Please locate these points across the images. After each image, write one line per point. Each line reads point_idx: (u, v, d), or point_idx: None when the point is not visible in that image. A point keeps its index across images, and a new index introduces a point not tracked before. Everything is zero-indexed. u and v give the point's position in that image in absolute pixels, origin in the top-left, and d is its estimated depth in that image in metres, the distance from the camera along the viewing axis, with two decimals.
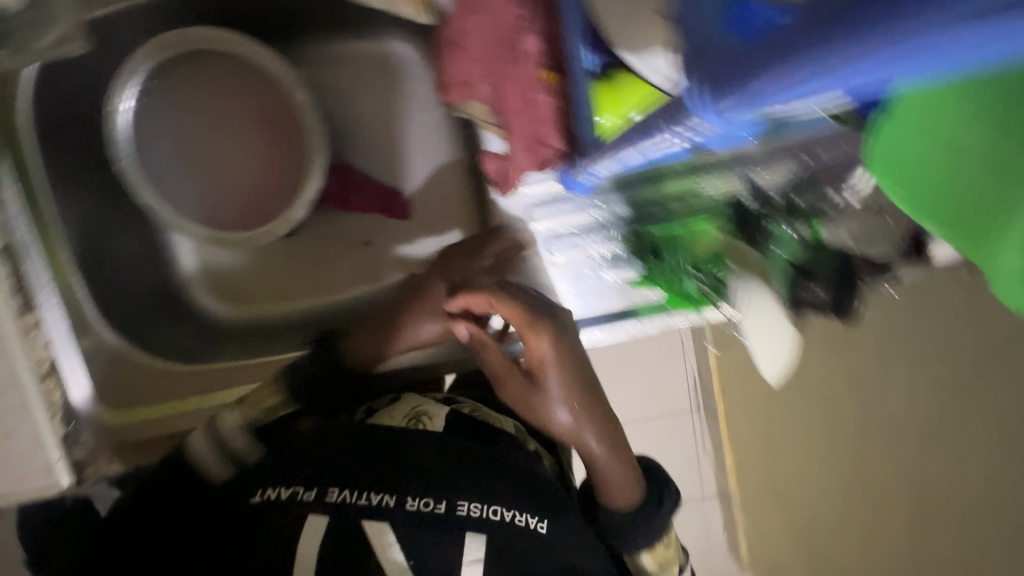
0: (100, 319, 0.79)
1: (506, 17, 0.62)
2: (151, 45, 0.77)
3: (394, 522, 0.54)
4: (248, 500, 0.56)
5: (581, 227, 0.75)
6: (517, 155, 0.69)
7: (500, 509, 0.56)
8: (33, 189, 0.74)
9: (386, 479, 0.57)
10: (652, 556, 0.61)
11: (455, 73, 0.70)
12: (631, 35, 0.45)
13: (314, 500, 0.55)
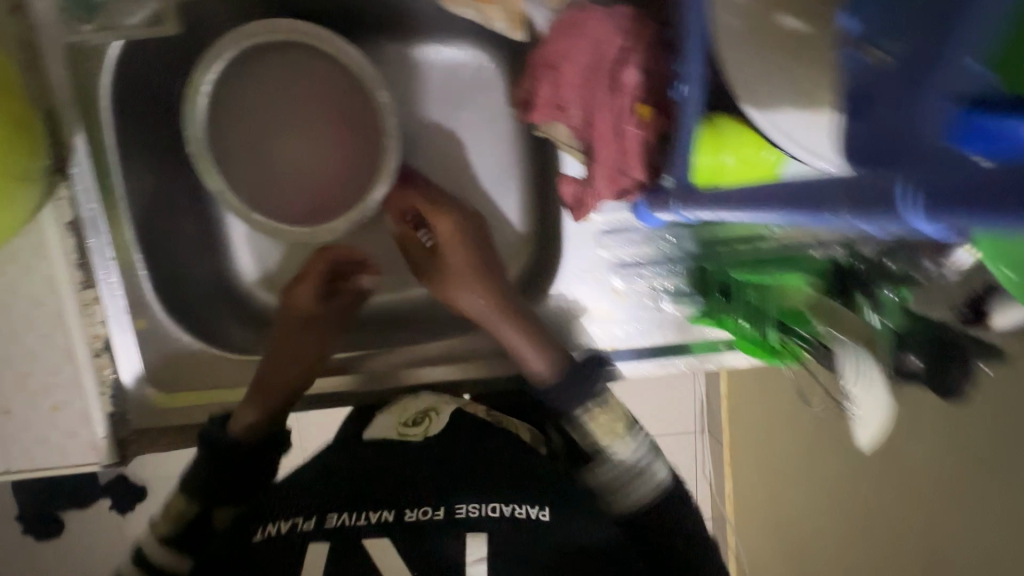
0: (154, 302, 0.78)
1: (611, 49, 0.63)
2: (238, 32, 0.75)
3: (394, 535, 0.60)
4: (277, 527, 0.63)
5: (641, 257, 0.76)
6: (598, 183, 0.68)
7: (498, 508, 0.63)
8: (103, 164, 0.73)
9: (386, 497, 0.65)
10: (593, 419, 0.70)
11: (543, 95, 0.69)
12: (770, 91, 0.45)
13: (313, 529, 0.62)
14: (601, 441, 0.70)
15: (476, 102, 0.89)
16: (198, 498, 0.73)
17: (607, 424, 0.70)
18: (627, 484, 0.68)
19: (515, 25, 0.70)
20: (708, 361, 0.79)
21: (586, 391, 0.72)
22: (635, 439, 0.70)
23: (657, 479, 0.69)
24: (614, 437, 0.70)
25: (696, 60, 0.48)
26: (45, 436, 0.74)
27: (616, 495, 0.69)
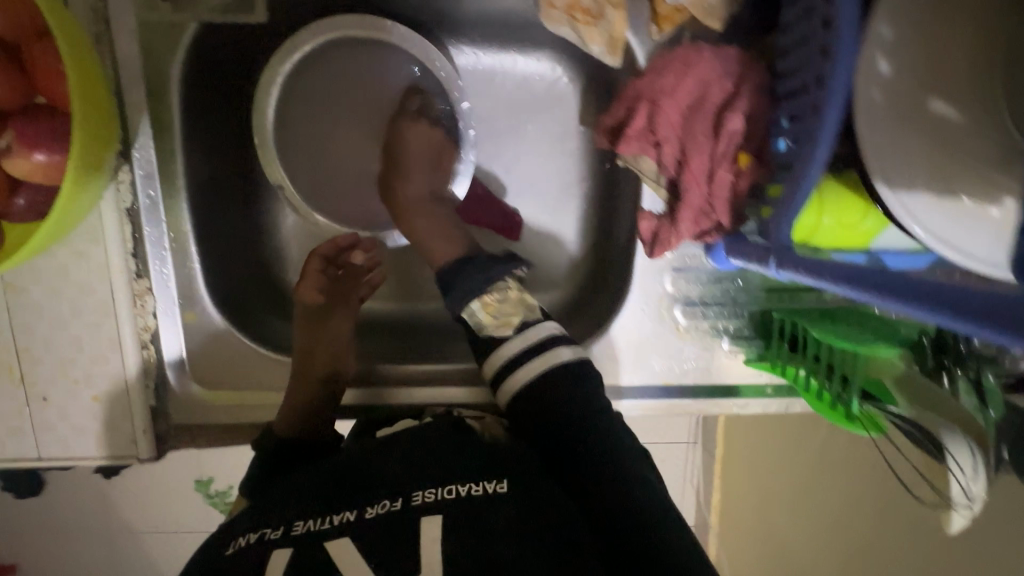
0: (204, 293, 0.75)
1: (717, 92, 0.63)
2: (321, 24, 0.72)
3: (357, 533, 0.52)
4: (225, 552, 0.53)
5: (697, 297, 0.75)
6: (681, 223, 0.68)
7: (454, 488, 0.56)
8: (165, 148, 0.69)
9: (346, 496, 0.56)
10: (485, 308, 0.71)
11: (636, 127, 0.67)
12: (908, 166, 0.46)
13: (281, 538, 0.52)
14: (489, 326, 0.71)
15: (551, 120, 0.87)
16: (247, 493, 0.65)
17: (501, 313, 0.71)
18: (516, 366, 0.69)
19: (612, 50, 0.67)
20: (752, 405, 0.78)
21: (491, 283, 0.72)
22: (527, 327, 0.70)
23: (540, 364, 0.68)
24: (504, 320, 0.70)
25: (831, 127, 0.47)
26: (84, 426, 0.71)
27: (506, 377, 0.69)
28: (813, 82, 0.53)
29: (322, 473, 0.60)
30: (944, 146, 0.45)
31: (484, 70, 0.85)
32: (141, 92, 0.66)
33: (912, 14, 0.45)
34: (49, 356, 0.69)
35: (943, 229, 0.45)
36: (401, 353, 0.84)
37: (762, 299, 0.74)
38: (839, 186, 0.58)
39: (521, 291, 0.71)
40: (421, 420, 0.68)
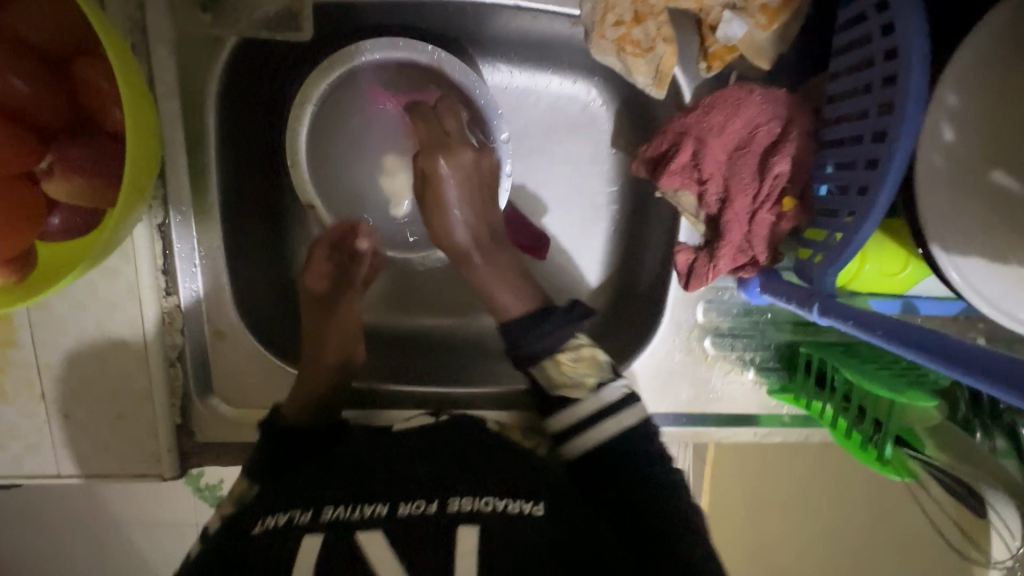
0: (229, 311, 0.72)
1: (763, 138, 0.64)
2: (371, 45, 0.71)
3: (387, 528, 0.52)
4: (249, 530, 0.55)
5: (721, 326, 0.76)
6: (720, 260, 0.67)
7: (490, 501, 0.55)
8: (199, 163, 0.67)
9: (378, 491, 0.56)
10: (559, 367, 0.67)
11: (680, 162, 0.67)
12: (970, 227, 0.47)
13: (310, 521, 0.53)
14: (559, 382, 0.67)
15: (585, 140, 0.84)
16: (257, 478, 0.64)
17: (574, 373, 0.67)
18: (580, 431, 0.65)
19: (660, 83, 0.68)
20: (773, 434, 0.80)
21: (565, 340, 0.68)
22: (602, 387, 0.66)
23: (606, 430, 0.64)
24: (577, 378, 0.67)
25: (897, 167, 0.48)
26: (106, 444, 0.69)
27: (567, 441, 0.66)
28: (867, 135, 0.54)
29: (353, 468, 0.60)
30: (1003, 214, 0.47)
31: (517, 91, 0.82)
32: (176, 104, 0.64)
33: (974, 85, 0.46)
34: (73, 371, 0.67)
35: (979, 280, 0.47)
36: (426, 376, 0.82)
37: (788, 331, 0.76)
38: (885, 236, 0.59)
39: (597, 348, 0.68)
40: (441, 421, 0.68)
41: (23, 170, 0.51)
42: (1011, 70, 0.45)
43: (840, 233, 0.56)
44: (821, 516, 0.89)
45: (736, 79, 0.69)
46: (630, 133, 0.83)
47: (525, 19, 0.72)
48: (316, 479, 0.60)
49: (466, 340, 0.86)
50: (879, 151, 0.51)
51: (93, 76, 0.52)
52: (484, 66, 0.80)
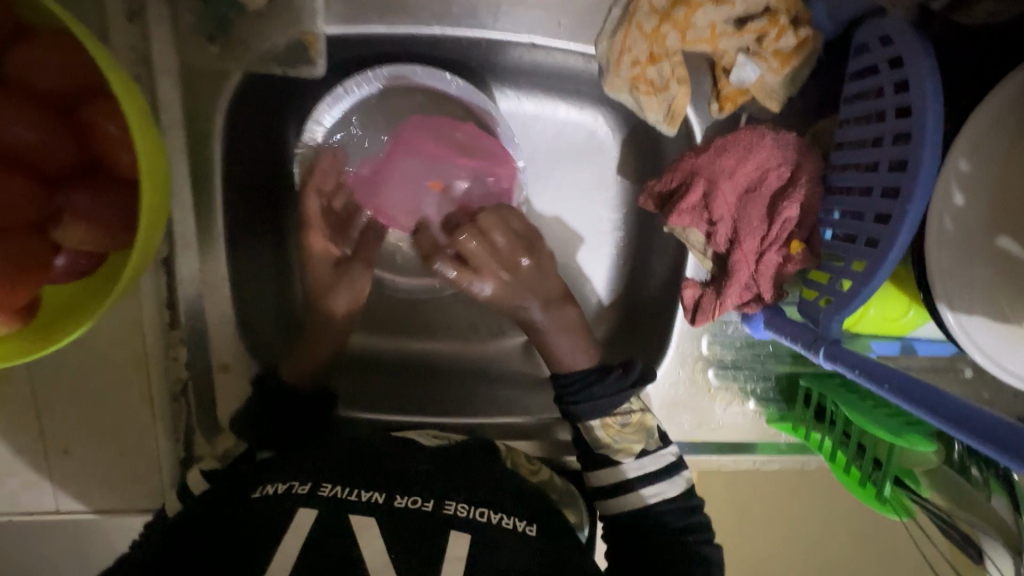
0: (230, 341, 0.70)
1: (773, 181, 0.65)
2: (381, 71, 0.70)
3: (382, 518, 0.54)
4: (248, 495, 0.56)
5: (720, 356, 0.77)
6: (727, 297, 0.68)
7: (487, 512, 0.57)
8: (203, 195, 0.65)
9: (379, 479, 0.57)
10: (606, 430, 0.70)
11: (690, 202, 0.67)
12: (970, 282, 0.50)
13: (308, 494, 0.54)
14: (606, 446, 0.70)
15: (595, 166, 0.82)
16: (245, 434, 0.68)
17: (621, 437, 0.70)
18: (617, 495, 0.69)
19: (671, 120, 0.68)
20: (771, 462, 0.81)
21: (618, 404, 0.70)
22: (646, 454, 0.70)
23: (642, 499, 0.68)
24: (625, 445, 0.70)
25: (913, 214, 0.49)
26: (107, 479, 0.68)
27: (603, 498, 0.70)
28: (877, 189, 0.55)
29: (351, 451, 0.61)
30: (1008, 276, 0.49)
31: (525, 117, 0.80)
32: (181, 137, 0.63)
33: (987, 153, 0.48)
34: (74, 407, 0.66)
35: (973, 330, 0.50)
36: (415, 405, 0.79)
37: (788, 364, 0.77)
38: (895, 288, 0.60)
39: (646, 415, 0.70)
40: (447, 437, 0.68)
41: (35, 221, 0.52)
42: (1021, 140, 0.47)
43: (848, 281, 0.57)
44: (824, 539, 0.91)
45: (746, 121, 0.70)
46: (638, 162, 0.81)
47: (541, 53, 0.72)
48: (311, 450, 0.61)
49: (469, 367, 0.83)
50: (891, 207, 0.52)
51: (101, 121, 0.52)
52: (497, 93, 0.78)
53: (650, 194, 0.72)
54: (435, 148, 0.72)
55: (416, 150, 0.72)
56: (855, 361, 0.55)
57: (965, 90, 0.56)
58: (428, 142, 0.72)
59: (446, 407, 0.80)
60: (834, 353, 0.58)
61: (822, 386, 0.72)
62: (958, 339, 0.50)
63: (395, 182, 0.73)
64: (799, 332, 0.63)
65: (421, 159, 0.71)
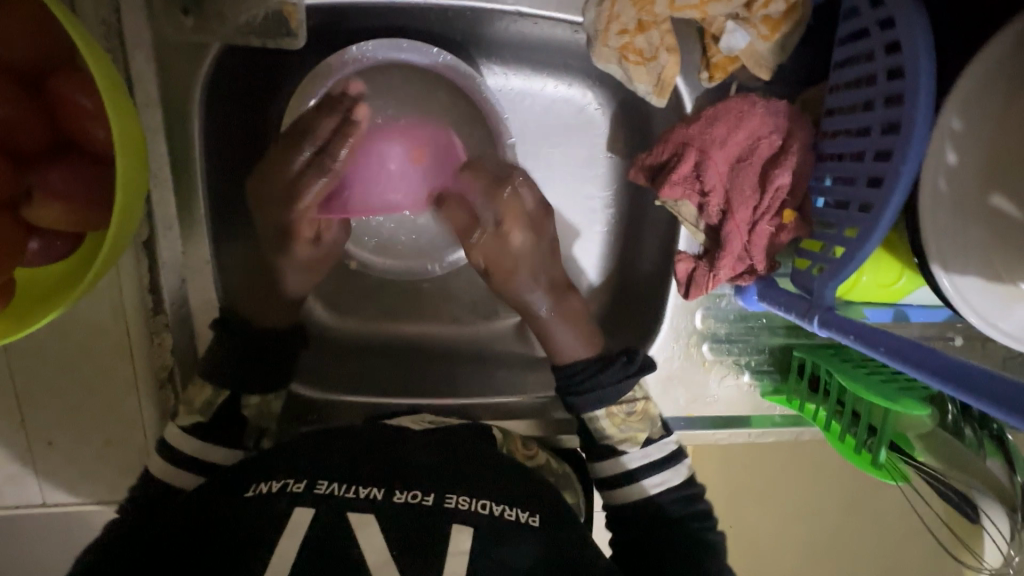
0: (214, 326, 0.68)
1: (765, 150, 0.65)
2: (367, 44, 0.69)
3: (381, 513, 0.52)
4: (241, 494, 0.54)
5: (713, 330, 0.77)
6: (720, 269, 0.68)
7: (488, 504, 0.55)
8: (181, 175, 0.63)
9: (377, 473, 0.56)
10: (611, 419, 0.71)
11: (682, 173, 0.66)
12: (965, 240, 0.50)
13: (303, 492, 0.53)
14: (612, 437, 0.71)
15: (584, 141, 0.81)
16: (228, 383, 0.68)
17: (626, 426, 0.71)
18: (620, 484, 0.70)
19: (660, 91, 0.67)
20: (766, 434, 0.81)
21: (622, 393, 0.71)
22: (650, 443, 0.71)
23: (645, 488, 0.69)
24: (630, 436, 0.71)
25: (907, 174, 0.49)
26: (97, 470, 0.67)
27: (607, 486, 0.71)
28: (869, 153, 0.55)
29: (346, 443, 0.59)
30: (1001, 238, 0.49)
31: (512, 93, 0.79)
32: (157, 115, 0.61)
33: (979, 111, 0.48)
34: (56, 399, 0.64)
35: (970, 291, 0.50)
36: (407, 387, 0.78)
37: (782, 336, 0.77)
38: (886, 252, 0.60)
39: (650, 404, 0.72)
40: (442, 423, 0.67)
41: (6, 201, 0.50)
42: (1013, 97, 0.47)
43: (842, 247, 0.57)
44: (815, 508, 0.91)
45: (736, 90, 0.70)
46: (627, 136, 0.80)
47: (527, 24, 0.71)
48: (305, 442, 0.60)
49: (461, 349, 0.82)
50: (883, 170, 0.52)
51: (71, 95, 0.50)
52: (483, 69, 0.77)
53: (642, 166, 0.71)
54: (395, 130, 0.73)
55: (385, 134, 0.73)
56: (850, 327, 0.54)
57: (955, 49, 0.55)
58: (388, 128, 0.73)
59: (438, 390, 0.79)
60: (827, 319, 0.57)
61: (815, 355, 0.72)
62: (952, 300, 0.50)
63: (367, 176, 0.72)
64: (792, 302, 0.62)
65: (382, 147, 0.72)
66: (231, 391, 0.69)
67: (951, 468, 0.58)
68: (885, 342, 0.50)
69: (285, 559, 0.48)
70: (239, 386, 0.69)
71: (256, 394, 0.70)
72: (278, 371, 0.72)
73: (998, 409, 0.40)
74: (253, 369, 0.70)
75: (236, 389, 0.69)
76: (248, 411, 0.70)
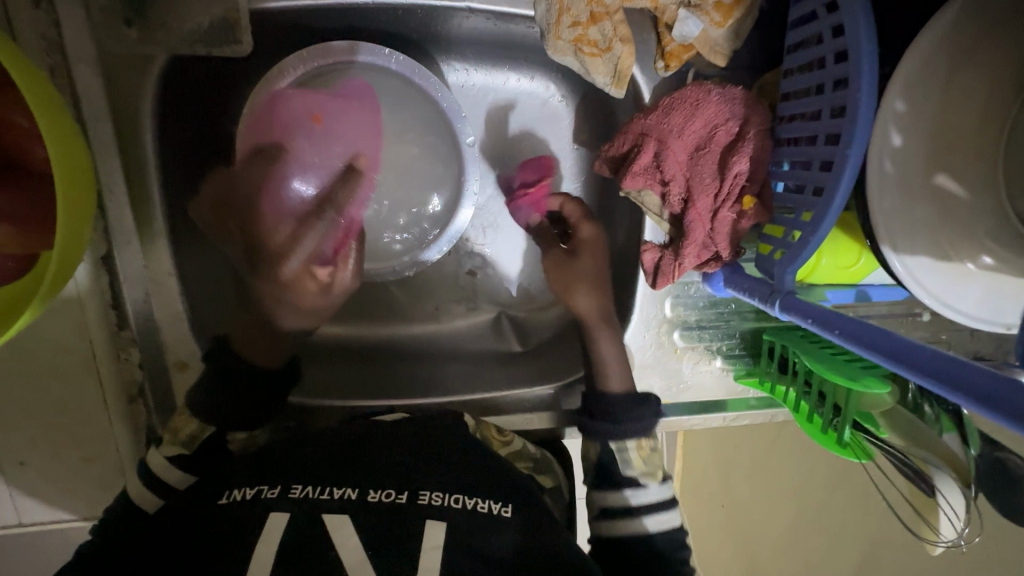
0: (182, 336, 0.68)
1: (722, 137, 0.65)
2: (320, 47, 0.68)
3: (357, 515, 0.50)
4: (216, 502, 0.52)
5: (680, 317, 0.77)
6: (685, 258, 0.67)
7: (461, 498, 0.54)
8: (136, 186, 0.63)
9: (351, 474, 0.54)
10: (640, 451, 0.72)
11: (642, 163, 0.66)
12: (913, 221, 0.51)
13: (277, 498, 0.51)
14: (637, 468, 0.71)
15: (549, 133, 0.81)
16: (211, 417, 0.66)
17: (649, 460, 0.72)
18: (622, 517, 0.69)
19: (618, 82, 0.67)
20: (741, 417, 0.82)
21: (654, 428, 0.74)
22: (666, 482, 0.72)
23: (644, 526, 0.68)
24: (653, 471, 0.72)
25: (853, 158, 0.49)
26: (72, 486, 0.67)
27: (602, 521, 0.70)
28: (821, 136, 0.55)
29: (326, 445, 0.58)
30: (946, 217, 0.51)
31: (475, 89, 0.79)
32: (109, 130, 0.60)
33: (919, 92, 0.49)
34: (25, 420, 0.63)
35: (919, 271, 0.51)
36: (384, 387, 0.77)
37: (752, 320, 0.77)
38: (843, 234, 0.61)
39: None
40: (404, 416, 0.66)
41: None
42: (949, 79, 0.48)
43: (799, 231, 0.57)
44: (779, 494, 0.92)
45: (694, 78, 0.70)
46: (592, 127, 0.80)
47: (480, 20, 0.70)
48: (280, 448, 0.58)
49: (436, 345, 0.82)
50: (833, 154, 0.52)
51: None
52: (444, 66, 0.77)
53: (608, 156, 0.70)
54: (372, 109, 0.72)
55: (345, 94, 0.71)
56: (814, 316, 0.53)
57: (897, 30, 0.56)
58: (363, 111, 0.72)
59: (422, 393, 0.77)
60: (791, 308, 0.56)
61: (781, 335, 0.72)
62: (902, 280, 0.51)
63: (382, 157, 0.74)
64: (755, 288, 0.62)
65: (370, 131, 0.72)
66: (216, 428, 0.66)
67: (906, 446, 0.60)
68: (847, 332, 0.49)
69: (259, 565, 0.46)
70: (222, 421, 0.66)
71: (241, 431, 0.68)
72: (271, 401, 0.70)
73: (988, 412, 0.38)
74: (237, 402, 0.68)
75: (223, 425, 0.67)
76: (233, 445, 0.67)
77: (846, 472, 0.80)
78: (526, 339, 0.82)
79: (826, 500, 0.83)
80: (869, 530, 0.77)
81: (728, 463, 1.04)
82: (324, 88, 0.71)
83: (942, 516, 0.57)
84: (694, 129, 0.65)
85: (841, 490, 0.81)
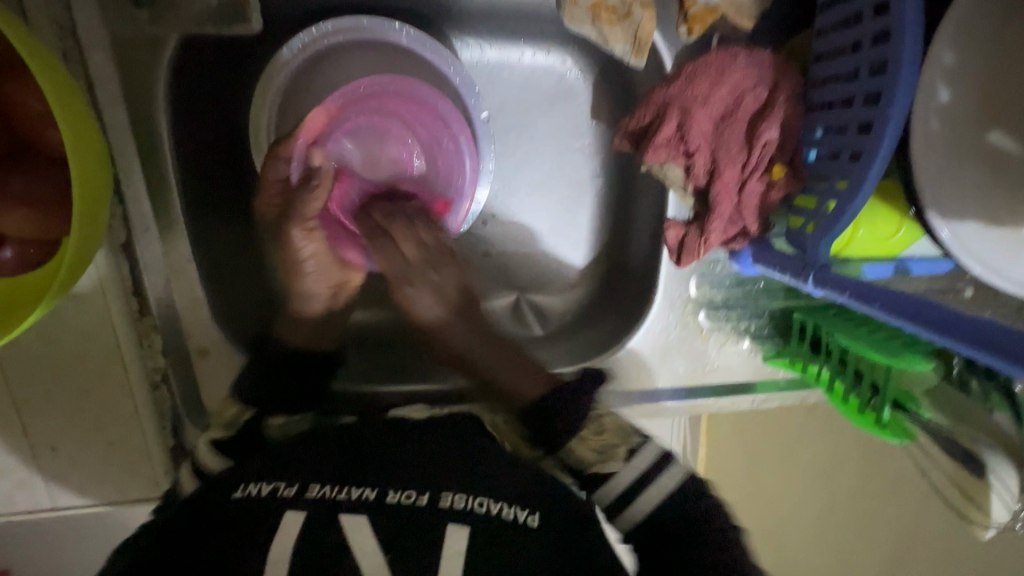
0: (201, 321, 0.68)
1: (751, 104, 0.62)
2: (331, 23, 0.66)
3: (377, 517, 0.50)
4: (229, 496, 0.52)
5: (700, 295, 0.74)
6: (711, 234, 0.64)
7: (486, 502, 0.53)
8: (149, 170, 0.62)
9: (371, 471, 0.53)
10: (586, 442, 0.62)
11: (665, 134, 0.63)
12: (965, 181, 0.48)
13: (294, 497, 0.51)
14: (594, 463, 0.61)
15: (569, 107, 0.78)
16: (255, 402, 0.63)
17: (602, 445, 0.62)
18: (638, 493, 0.60)
19: (638, 50, 0.64)
20: (770, 400, 0.79)
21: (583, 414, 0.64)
22: (636, 453, 0.62)
23: (667, 485, 0.60)
24: (608, 453, 0.62)
25: (896, 116, 0.46)
26: (98, 475, 0.67)
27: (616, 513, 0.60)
28: (857, 97, 0.51)
29: (341, 435, 0.57)
30: (995, 176, 0.48)
31: (490, 66, 0.76)
32: (122, 113, 0.60)
33: (970, 41, 0.46)
34: (53, 406, 0.64)
35: (970, 240, 0.48)
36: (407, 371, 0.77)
37: (781, 299, 0.73)
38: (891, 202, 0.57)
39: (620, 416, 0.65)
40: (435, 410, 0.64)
41: None
42: (999, 26, 0.45)
43: (833, 201, 0.53)
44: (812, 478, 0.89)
45: (718, 43, 0.66)
46: (611, 101, 0.77)
47: None
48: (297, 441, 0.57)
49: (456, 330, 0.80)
50: (873, 112, 0.49)
51: None
52: (456, 42, 0.75)
53: (631, 130, 0.67)
54: (413, 96, 0.74)
55: (409, 93, 0.73)
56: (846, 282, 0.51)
57: None
58: (417, 103, 0.74)
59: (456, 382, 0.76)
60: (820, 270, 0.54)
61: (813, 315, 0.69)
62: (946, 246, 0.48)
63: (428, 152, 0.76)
64: (784, 256, 0.60)
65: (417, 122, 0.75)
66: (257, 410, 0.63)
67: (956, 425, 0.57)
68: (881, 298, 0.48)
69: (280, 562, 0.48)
70: (267, 406, 0.63)
71: (283, 415, 0.63)
72: (314, 389, 0.69)
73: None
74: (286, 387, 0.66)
75: (265, 408, 0.63)
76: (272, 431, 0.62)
77: (882, 458, 0.77)
78: (544, 322, 0.81)
79: (863, 485, 0.79)
80: (907, 519, 0.74)
81: (752, 448, 1.01)
82: (391, 81, 0.73)
83: (994, 496, 0.53)
84: (721, 95, 0.62)
85: (879, 482, 0.77)
